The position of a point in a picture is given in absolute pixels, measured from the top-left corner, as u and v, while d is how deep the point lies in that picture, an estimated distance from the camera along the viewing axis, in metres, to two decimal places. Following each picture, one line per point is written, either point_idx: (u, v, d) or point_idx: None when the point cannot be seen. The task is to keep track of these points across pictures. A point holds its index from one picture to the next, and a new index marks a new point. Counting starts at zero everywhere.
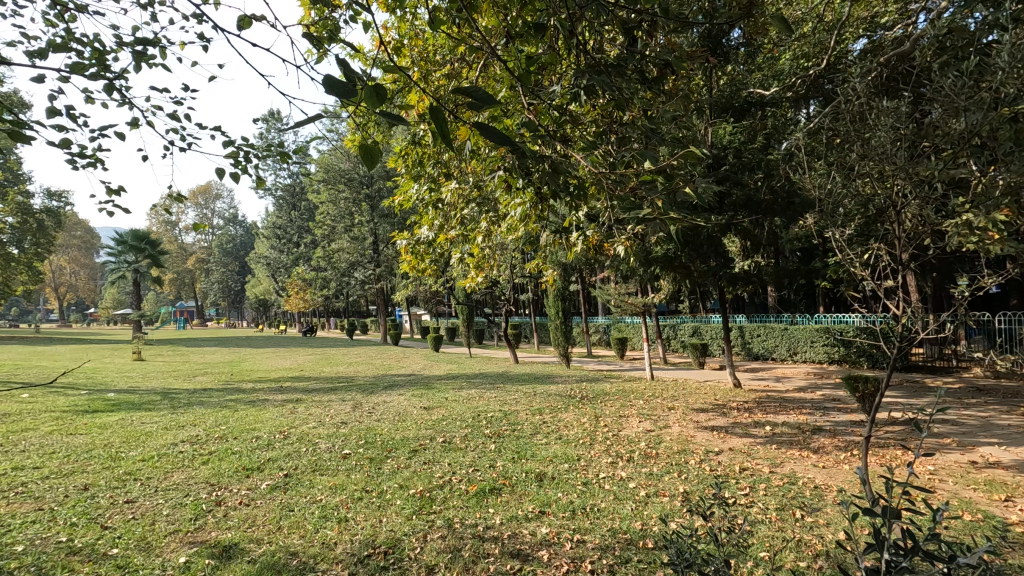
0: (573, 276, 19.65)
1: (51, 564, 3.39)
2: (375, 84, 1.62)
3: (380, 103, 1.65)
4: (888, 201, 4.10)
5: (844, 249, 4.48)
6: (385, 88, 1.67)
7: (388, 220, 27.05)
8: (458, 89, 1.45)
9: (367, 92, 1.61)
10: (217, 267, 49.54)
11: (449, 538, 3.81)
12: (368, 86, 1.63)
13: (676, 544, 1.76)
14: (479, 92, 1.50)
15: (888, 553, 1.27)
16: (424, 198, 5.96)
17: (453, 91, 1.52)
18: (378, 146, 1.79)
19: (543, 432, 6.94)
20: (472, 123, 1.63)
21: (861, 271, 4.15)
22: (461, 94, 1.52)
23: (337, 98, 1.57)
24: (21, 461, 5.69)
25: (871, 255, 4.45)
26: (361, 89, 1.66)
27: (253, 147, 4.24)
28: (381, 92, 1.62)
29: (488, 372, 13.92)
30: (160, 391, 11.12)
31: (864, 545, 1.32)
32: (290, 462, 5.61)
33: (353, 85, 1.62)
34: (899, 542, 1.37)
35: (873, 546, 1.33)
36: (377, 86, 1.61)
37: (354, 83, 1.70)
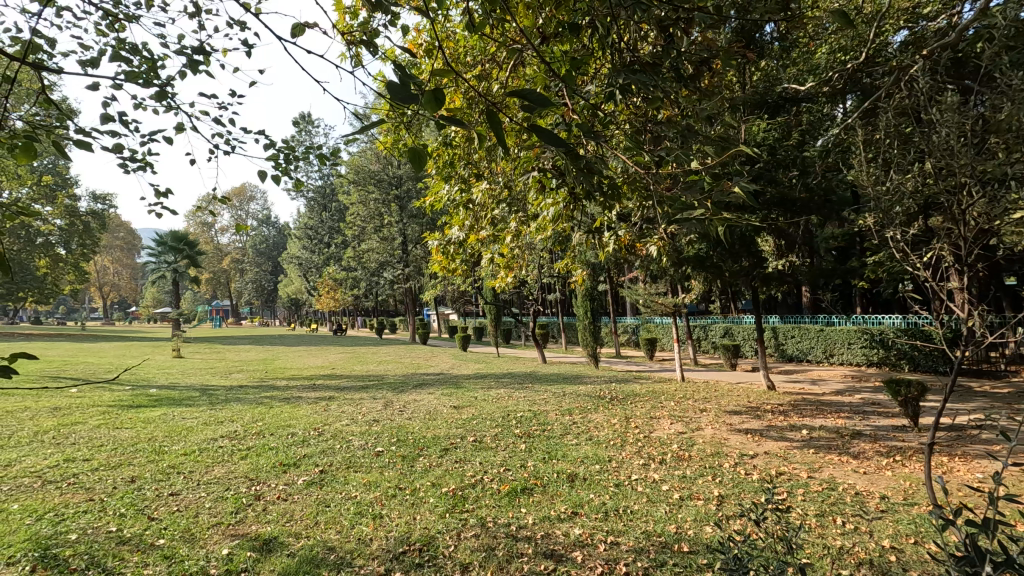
0: (602, 276, 19.54)
1: (103, 553, 3.53)
2: (432, 90, 1.62)
3: (437, 109, 1.66)
4: (952, 200, 3.92)
5: (905, 249, 4.30)
6: (443, 94, 1.67)
7: (417, 220, 27.46)
8: (518, 93, 1.43)
9: (425, 99, 1.61)
10: (252, 266, 50.74)
11: (482, 537, 3.83)
12: (425, 90, 1.63)
13: (734, 550, 1.73)
14: (535, 95, 1.47)
15: (988, 571, 1.23)
16: (455, 198, 6.01)
17: (508, 92, 1.50)
18: (428, 151, 1.79)
19: (574, 432, 6.93)
20: (523, 125, 1.62)
21: (922, 274, 4.00)
22: (517, 98, 1.50)
23: (396, 102, 1.59)
24: (73, 454, 5.94)
25: (933, 256, 4.26)
26: (419, 94, 1.67)
27: (292, 150, 4.33)
28: (439, 98, 1.61)
29: (516, 372, 13.97)
30: (198, 388, 11.45)
31: (956, 561, 1.29)
32: (325, 458, 5.73)
33: (411, 91, 1.62)
34: (985, 554, 1.33)
35: (966, 564, 1.29)
36: (435, 90, 1.60)
37: (410, 89, 1.69)
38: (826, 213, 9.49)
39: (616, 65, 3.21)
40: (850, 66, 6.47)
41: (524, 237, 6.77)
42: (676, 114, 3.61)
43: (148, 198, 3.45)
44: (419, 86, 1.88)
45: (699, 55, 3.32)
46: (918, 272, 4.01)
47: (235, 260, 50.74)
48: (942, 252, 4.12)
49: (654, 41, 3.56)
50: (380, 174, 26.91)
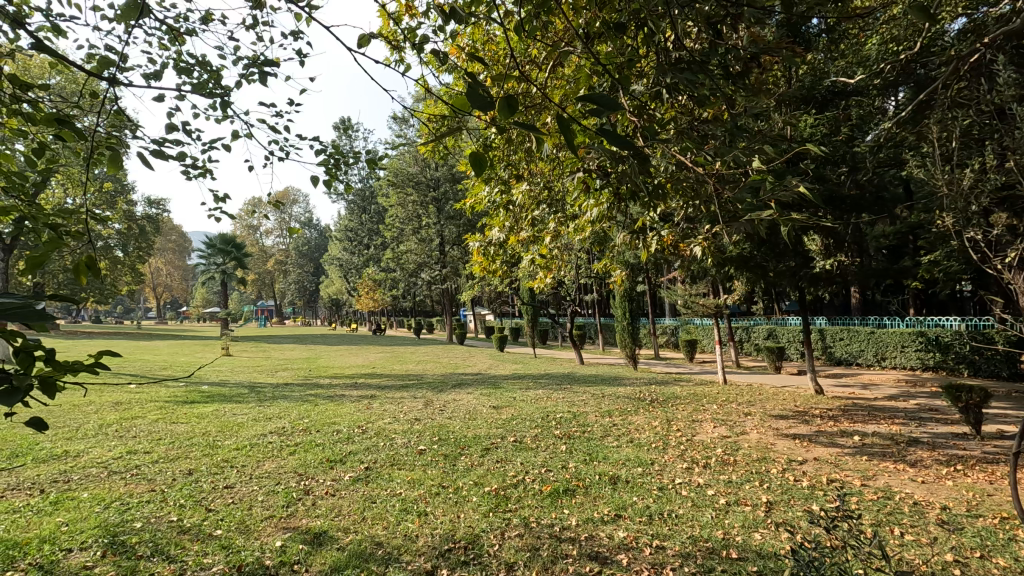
0: (640, 276, 19.28)
1: (166, 541, 3.71)
2: (506, 95, 1.59)
3: (511, 115, 1.63)
4: None
5: (980, 249, 4.06)
6: (516, 100, 1.64)
7: (454, 222, 27.76)
8: (592, 96, 1.41)
9: (499, 105, 1.60)
10: (295, 267, 52.26)
11: (526, 537, 3.85)
12: (500, 96, 1.62)
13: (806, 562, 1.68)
14: (608, 97, 1.47)
15: None
16: (496, 200, 6.03)
17: (581, 96, 1.49)
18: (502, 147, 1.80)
19: (614, 434, 6.88)
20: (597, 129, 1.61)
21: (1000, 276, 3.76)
22: (588, 101, 1.49)
23: (473, 109, 1.58)
24: (134, 447, 6.24)
25: (1012, 255, 4.01)
26: (491, 100, 1.64)
27: (342, 155, 4.41)
28: (513, 104, 1.59)
29: (554, 373, 13.95)
30: (246, 385, 11.87)
31: None
32: (369, 455, 5.86)
33: (485, 98, 1.59)
34: None
35: None
36: (509, 97, 1.58)
37: (483, 95, 1.66)
38: (879, 211, 9.10)
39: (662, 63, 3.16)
40: (905, 56, 6.15)
41: (563, 238, 6.77)
42: (724, 113, 3.54)
43: (211, 207, 3.59)
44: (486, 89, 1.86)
45: (748, 50, 3.24)
46: (991, 274, 3.78)
47: (279, 262, 52.37)
48: (1022, 252, 3.87)
49: (699, 38, 3.48)
50: (418, 176, 27.29)
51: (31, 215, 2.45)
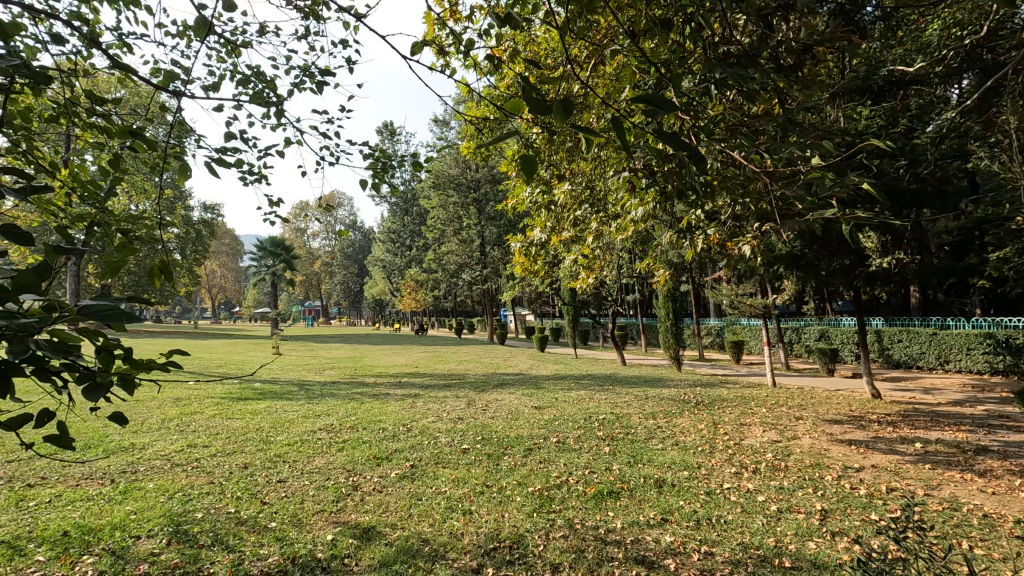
0: (684, 276, 18.89)
1: (225, 532, 3.88)
2: (563, 98, 1.48)
3: (567, 119, 1.48)
4: None
5: None
6: (572, 103, 1.49)
7: (495, 222, 27.90)
8: (650, 96, 1.37)
9: (555, 109, 1.48)
10: (340, 268, 53.73)
11: (571, 538, 3.85)
12: (555, 99, 1.49)
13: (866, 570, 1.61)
14: (665, 97, 1.42)
15: None
16: (537, 200, 6.06)
17: (636, 96, 1.45)
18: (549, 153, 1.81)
19: (659, 436, 6.76)
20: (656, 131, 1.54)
21: None
22: (642, 103, 1.46)
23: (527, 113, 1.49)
24: (194, 441, 6.57)
25: None
26: (548, 102, 1.54)
27: (389, 157, 4.48)
28: (571, 107, 1.46)
29: (596, 373, 13.84)
30: (297, 383, 12.29)
31: None
32: (415, 453, 5.97)
33: (540, 102, 1.49)
34: None
35: None
36: (566, 99, 1.46)
37: (538, 97, 1.58)
38: (942, 206, 8.61)
39: (709, 58, 3.08)
40: (971, 41, 5.79)
41: (605, 237, 6.71)
42: (774, 108, 3.43)
43: (266, 214, 3.73)
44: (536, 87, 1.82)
45: (800, 42, 3.13)
46: None
47: (326, 263, 53.92)
48: None
49: (747, 31, 3.38)
50: (459, 177, 27.53)
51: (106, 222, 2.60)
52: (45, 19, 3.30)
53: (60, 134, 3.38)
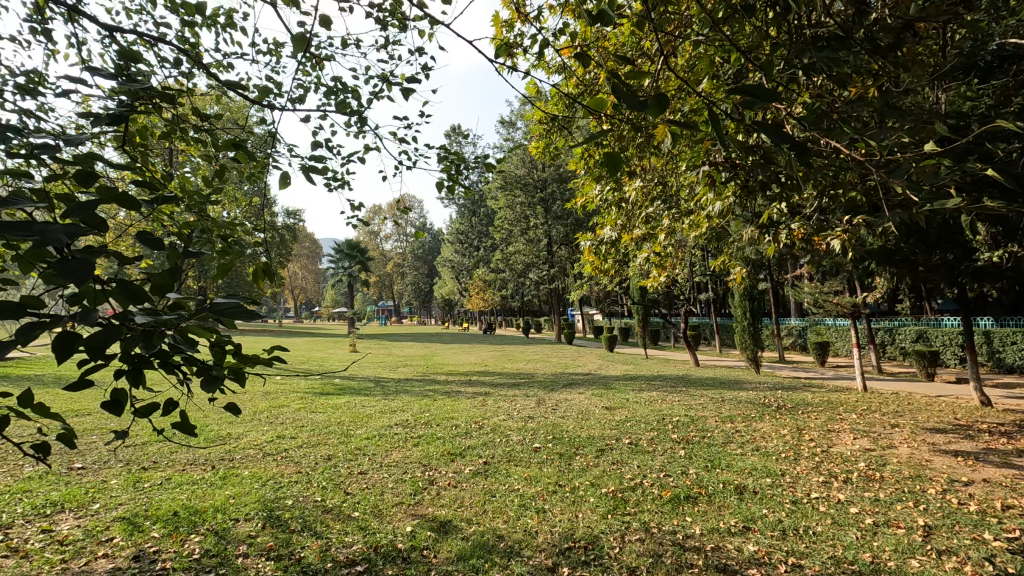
0: (761, 274, 18.01)
1: (313, 519, 4.11)
2: (658, 94, 1.45)
3: (661, 115, 1.46)
4: None
5: None
6: (666, 99, 1.46)
7: (562, 222, 27.84)
8: (751, 88, 1.33)
9: (650, 105, 1.46)
10: (411, 269, 55.46)
11: (647, 542, 3.77)
12: (652, 96, 1.47)
13: None
14: (762, 90, 1.39)
15: None
16: (607, 198, 6.00)
17: (732, 89, 1.42)
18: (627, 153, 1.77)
19: (737, 441, 6.48)
20: (752, 125, 1.49)
21: None
22: (739, 94, 1.42)
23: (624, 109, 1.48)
24: (283, 432, 7.00)
25: None
26: (643, 99, 1.51)
27: (462, 160, 4.55)
28: (666, 102, 1.44)
29: (668, 374, 13.47)
30: (372, 379, 12.83)
31: None
32: (487, 450, 6.06)
33: (636, 97, 1.47)
34: None
35: None
36: (661, 96, 1.43)
37: (633, 94, 1.54)
38: None
39: (797, 43, 2.93)
40: None
41: (678, 235, 6.54)
42: (868, 93, 3.21)
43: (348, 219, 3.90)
44: (625, 81, 1.77)
45: (899, 20, 2.90)
46: None
47: (397, 264, 55.87)
48: None
49: (836, 12, 3.20)
50: (526, 178, 27.63)
51: (210, 228, 2.83)
52: (155, 44, 3.61)
53: (170, 149, 3.69)
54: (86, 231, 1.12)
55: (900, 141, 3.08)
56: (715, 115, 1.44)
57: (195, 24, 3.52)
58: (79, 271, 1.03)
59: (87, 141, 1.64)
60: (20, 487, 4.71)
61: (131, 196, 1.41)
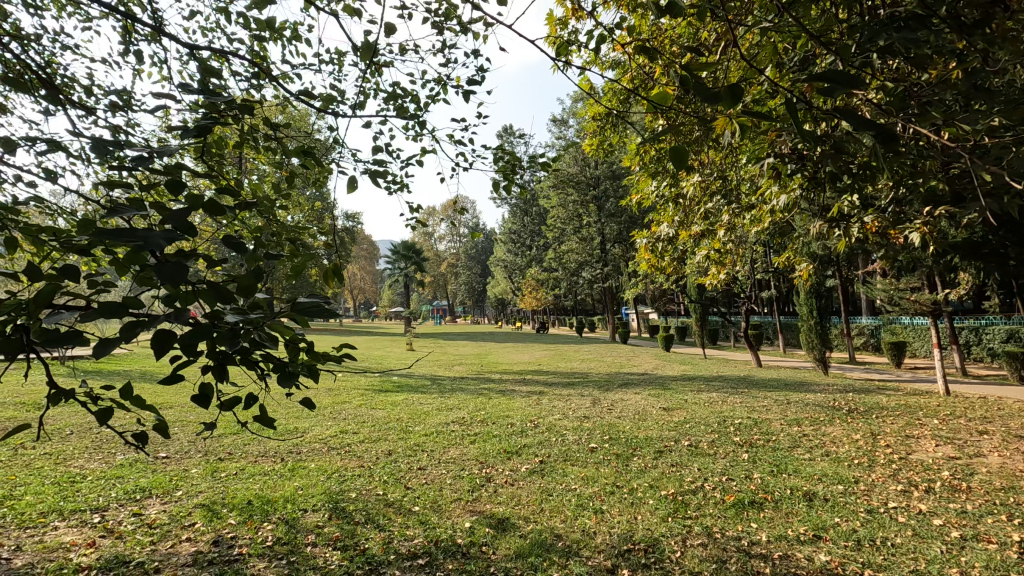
0: (829, 270, 17.11)
1: (376, 512, 4.25)
2: (732, 84, 1.39)
3: (733, 106, 1.40)
4: None
5: None
6: (741, 89, 1.40)
7: (615, 219, 27.46)
8: (832, 72, 1.26)
9: (723, 97, 1.40)
10: (464, 269, 56.22)
11: (710, 547, 3.66)
12: (724, 86, 1.41)
13: None
14: (845, 75, 1.31)
15: None
16: (664, 194, 5.86)
17: (811, 75, 1.35)
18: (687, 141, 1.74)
19: (805, 445, 6.18)
20: (832, 112, 1.41)
21: None
22: (818, 81, 1.34)
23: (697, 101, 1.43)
24: (345, 427, 7.26)
25: None
26: (715, 90, 1.45)
27: (518, 160, 4.56)
28: (739, 93, 1.38)
29: (729, 375, 13.01)
30: (429, 377, 13.09)
31: None
32: (543, 449, 6.06)
33: (707, 89, 1.41)
34: None
35: None
36: (735, 86, 1.37)
37: (703, 85, 1.49)
38: None
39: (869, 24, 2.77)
40: None
41: (739, 230, 6.32)
42: (950, 74, 2.99)
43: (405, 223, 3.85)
44: (690, 72, 1.72)
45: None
46: None
47: (451, 264, 56.77)
48: None
49: None
50: (579, 176, 27.37)
51: (280, 232, 2.98)
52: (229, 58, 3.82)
53: (242, 159, 3.90)
54: (182, 236, 1.21)
55: (990, 123, 2.84)
56: (791, 104, 1.37)
57: (264, 38, 3.70)
58: (177, 272, 1.11)
59: (176, 153, 1.77)
60: (114, 473, 5.12)
61: (219, 203, 1.50)
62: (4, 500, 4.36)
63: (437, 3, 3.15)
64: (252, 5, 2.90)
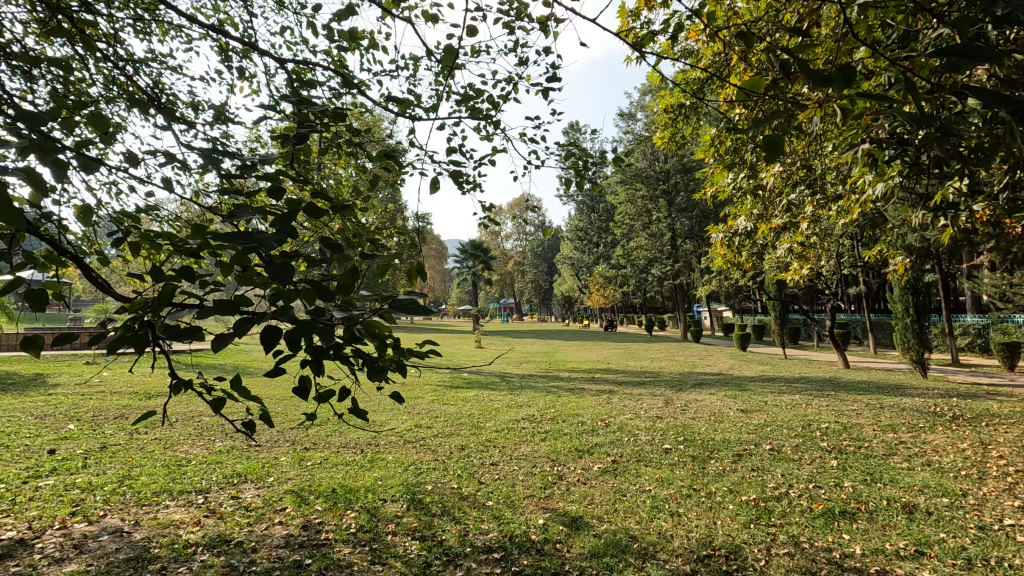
0: (927, 264, 15.73)
1: (452, 505, 4.35)
2: (843, 65, 1.30)
3: (844, 89, 1.31)
4: None
5: None
6: (853, 70, 1.31)
7: (686, 214, 26.61)
8: (958, 49, 1.16)
9: (834, 80, 1.32)
10: (531, 268, 56.46)
11: (798, 558, 3.47)
12: (833, 69, 1.33)
13: None
14: (972, 50, 1.20)
15: None
16: (742, 186, 5.60)
17: (931, 52, 1.25)
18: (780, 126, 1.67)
19: (902, 454, 5.72)
20: (956, 91, 1.29)
21: None
22: (942, 57, 1.24)
23: (804, 85, 1.35)
24: (419, 422, 7.49)
25: None
26: (824, 72, 1.36)
27: (589, 156, 4.51)
28: (852, 75, 1.29)
29: (812, 376, 12.27)
30: (498, 374, 13.25)
31: None
32: (615, 449, 5.98)
33: (815, 71, 1.33)
34: None
35: None
36: (848, 67, 1.29)
37: (809, 68, 1.40)
38: None
39: None
40: None
41: (825, 222, 5.93)
42: None
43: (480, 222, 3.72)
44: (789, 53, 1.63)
45: None
46: None
47: (518, 263, 57.13)
48: None
49: None
50: (647, 171, 26.74)
51: (363, 233, 3.11)
52: (313, 70, 4.04)
53: (325, 165, 4.11)
54: (288, 238, 1.30)
55: None
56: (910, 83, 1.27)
57: (345, 49, 3.88)
58: (284, 271, 1.20)
59: (275, 161, 1.90)
60: (214, 458, 5.56)
61: (317, 206, 1.60)
62: (124, 478, 4.85)
63: (509, 2, 3.16)
64: (334, 17, 3.03)
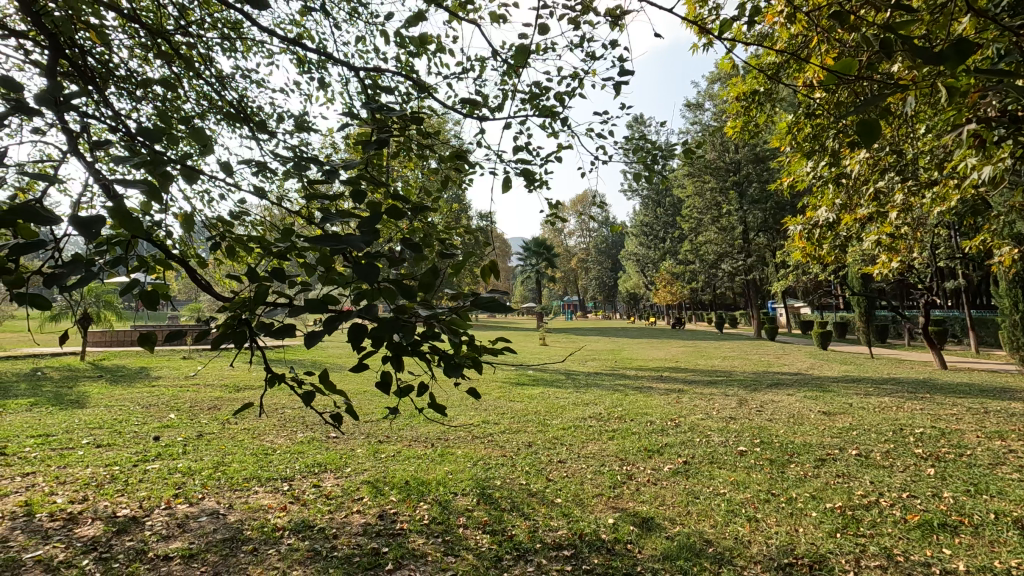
0: None
1: (521, 500, 4.39)
2: (959, 39, 1.16)
3: (959, 66, 1.18)
4: None
5: None
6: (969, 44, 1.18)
7: (759, 206, 25.43)
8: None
9: (948, 56, 1.18)
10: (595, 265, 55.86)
11: (891, 571, 3.24)
12: (947, 45, 1.19)
13: None
14: None
15: None
16: (822, 175, 5.26)
17: None
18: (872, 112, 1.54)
19: (1012, 463, 5.19)
20: None
21: None
22: None
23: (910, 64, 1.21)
24: (487, 418, 7.60)
25: None
26: (936, 47, 1.22)
27: (657, 149, 4.39)
28: (970, 49, 1.15)
29: (904, 377, 11.38)
30: (563, 372, 13.22)
31: None
32: (686, 449, 5.82)
33: (927, 47, 1.19)
34: None
35: None
36: (964, 41, 1.15)
37: (916, 44, 1.26)
38: None
39: None
40: None
41: (918, 210, 5.49)
42: None
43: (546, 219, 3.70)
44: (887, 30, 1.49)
45: None
46: None
47: (582, 260, 56.65)
48: None
49: None
50: (717, 162, 25.78)
51: (432, 232, 3.17)
52: (384, 76, 4.19)
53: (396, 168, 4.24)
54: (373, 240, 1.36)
55: None
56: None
57: (413, 55, 4.00)
58: (372, 272, 1.25)
59: (354, 166, 1.98)
60: (296, 448, 5.90)
61: (398, 208, 1.66)
62: (219, 465, 5.25)
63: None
64: (404, 23, 3.11)
